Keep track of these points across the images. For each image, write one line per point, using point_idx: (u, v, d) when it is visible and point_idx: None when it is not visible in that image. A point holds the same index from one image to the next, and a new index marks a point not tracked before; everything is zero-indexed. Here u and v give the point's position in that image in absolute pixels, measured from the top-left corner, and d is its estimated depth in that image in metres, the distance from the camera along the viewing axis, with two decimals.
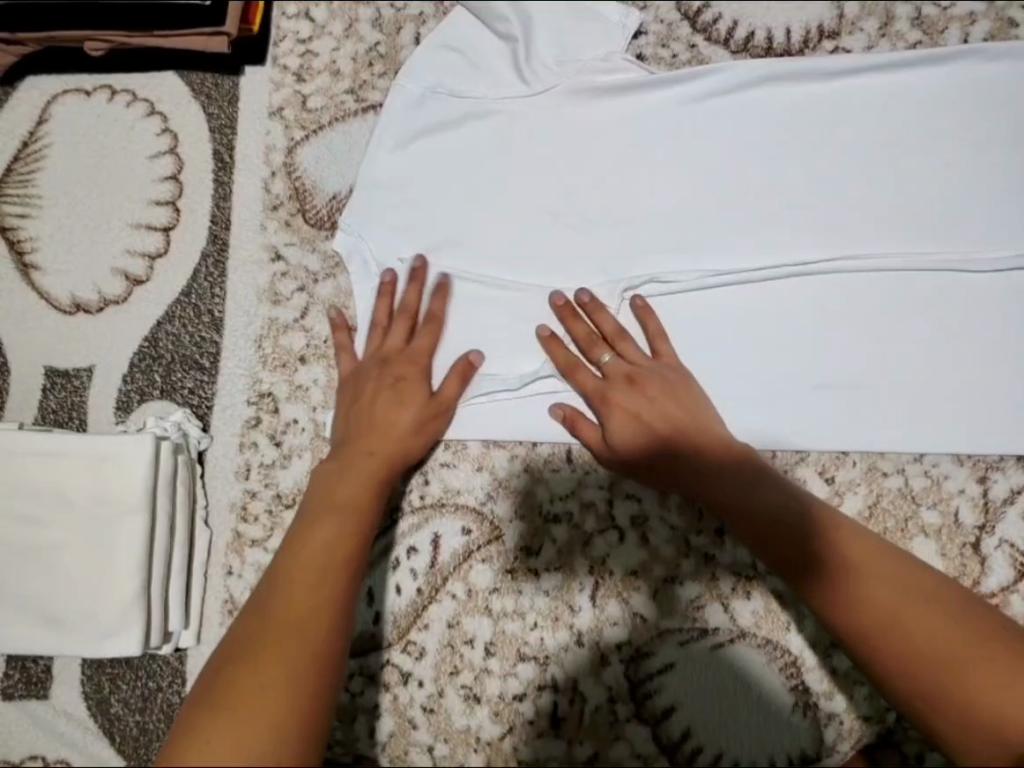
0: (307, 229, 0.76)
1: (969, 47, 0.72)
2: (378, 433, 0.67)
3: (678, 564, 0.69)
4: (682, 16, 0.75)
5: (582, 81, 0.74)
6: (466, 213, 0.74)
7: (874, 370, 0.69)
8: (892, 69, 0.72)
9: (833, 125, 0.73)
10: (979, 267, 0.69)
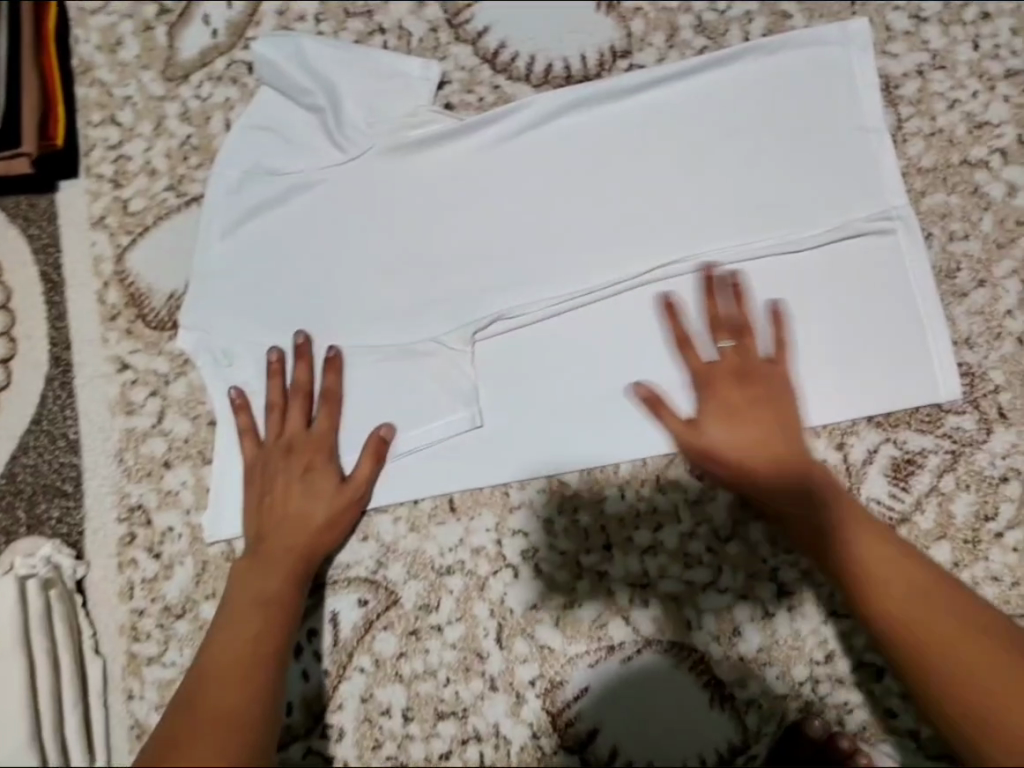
0: (148, 333, 0.75)
1: (751, 43, 0.75)
2: (296, 525, 0.68)
3: (574, 587, 0.70)
4: (480, 60, 0.77)
5: (394, 139, 0.75)
6: (305, 288, 0.74)
7: (723, 365, 0.71)
8: (686, 75, 0.74)
9: (642, 138, 0.75)
10: (797, 248, 0.72)
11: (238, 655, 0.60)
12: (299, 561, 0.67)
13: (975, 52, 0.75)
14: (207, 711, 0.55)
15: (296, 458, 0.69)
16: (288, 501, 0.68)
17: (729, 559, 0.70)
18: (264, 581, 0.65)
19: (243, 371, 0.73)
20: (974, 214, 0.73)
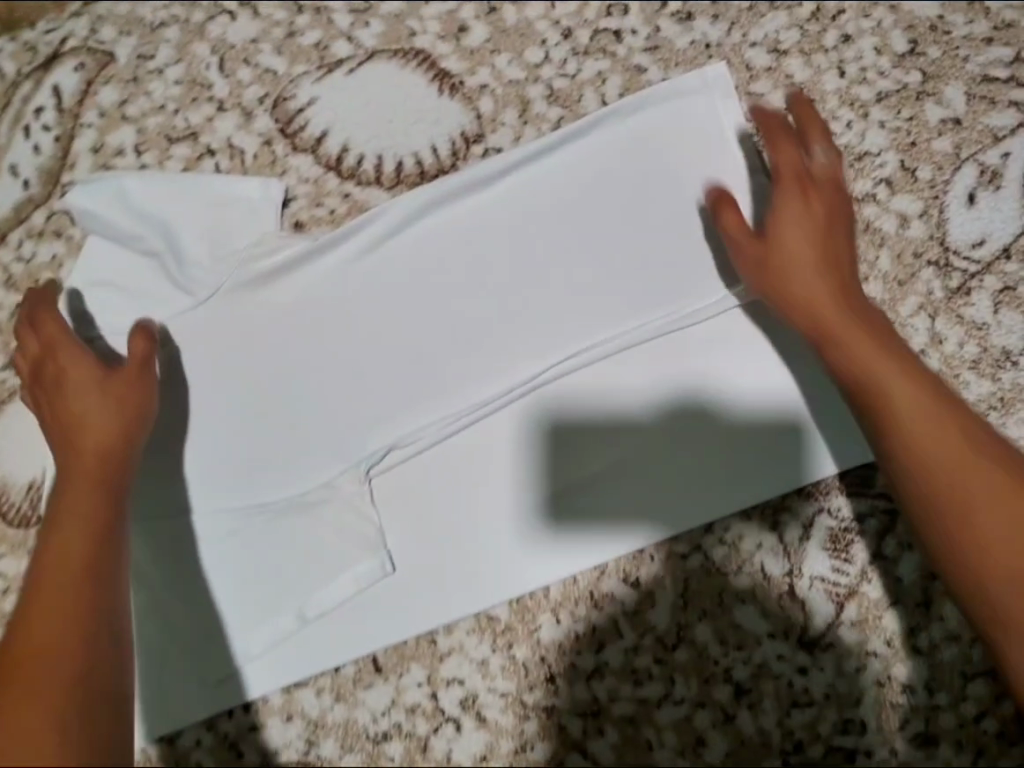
0: (14, 532, 0.69)
1: (611, 106, 0.69)
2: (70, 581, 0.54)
3: (523, 730, 0.65)
4: (324, 169, 0.70)
5: (241, 273, 0.67)
6: (174, 456, 0.67)
7: (639, 460, 0.66)
8: (549, 151, 0.68)
9: (512, 229, 0.68)
10: (697, 322, 0.66)
11: (51, 646, 0.51)
12: (100, 453, 0.60)
13: (841, 79, 0.70)
14: (45, 653, 0.50)
15: (67, 402, 0.62)
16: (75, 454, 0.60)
17: (680, 666, 0.65)
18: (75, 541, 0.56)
19: None
20: (869, 253, 0.69)
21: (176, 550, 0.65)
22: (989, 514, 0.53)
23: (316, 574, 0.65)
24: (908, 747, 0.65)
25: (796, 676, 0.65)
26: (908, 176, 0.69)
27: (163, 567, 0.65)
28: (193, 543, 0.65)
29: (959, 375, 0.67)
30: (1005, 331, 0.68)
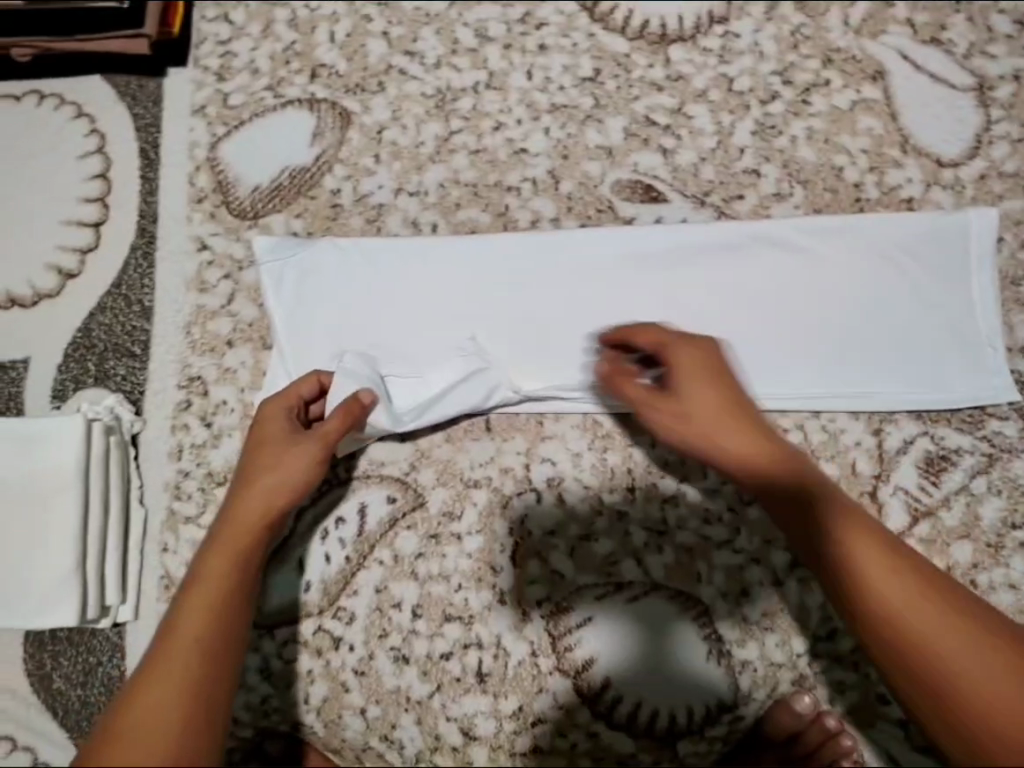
0: (231, 220, 0.79)
1: (885, 359, 0.71)
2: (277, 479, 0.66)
3: (592, 522, 0.73)
4: (580, 8, 0.79)
5: (495, 311, 0.74)
6: (372, 261, 0.76)
7: (777, 346, 0.72)
8: (809, 334, 0.72)
9: (732, 268, 0.73)
10: (862, 248, 0.72)
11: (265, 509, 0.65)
12: (265, 517, 0.65)
13: None
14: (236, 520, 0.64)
15: (268, 449, 0.67)
16: (245, 479, 0.67)
17: (750, 522, 0.73)
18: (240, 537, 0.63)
19: (311, 277, 0.76)
20: None
21: (363, 283, 0.75)
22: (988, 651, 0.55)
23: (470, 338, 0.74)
24: None
25: None
26: None
27: (345, 304, 0.75)
28: (378, 283, 0.75)
29: None
30: None
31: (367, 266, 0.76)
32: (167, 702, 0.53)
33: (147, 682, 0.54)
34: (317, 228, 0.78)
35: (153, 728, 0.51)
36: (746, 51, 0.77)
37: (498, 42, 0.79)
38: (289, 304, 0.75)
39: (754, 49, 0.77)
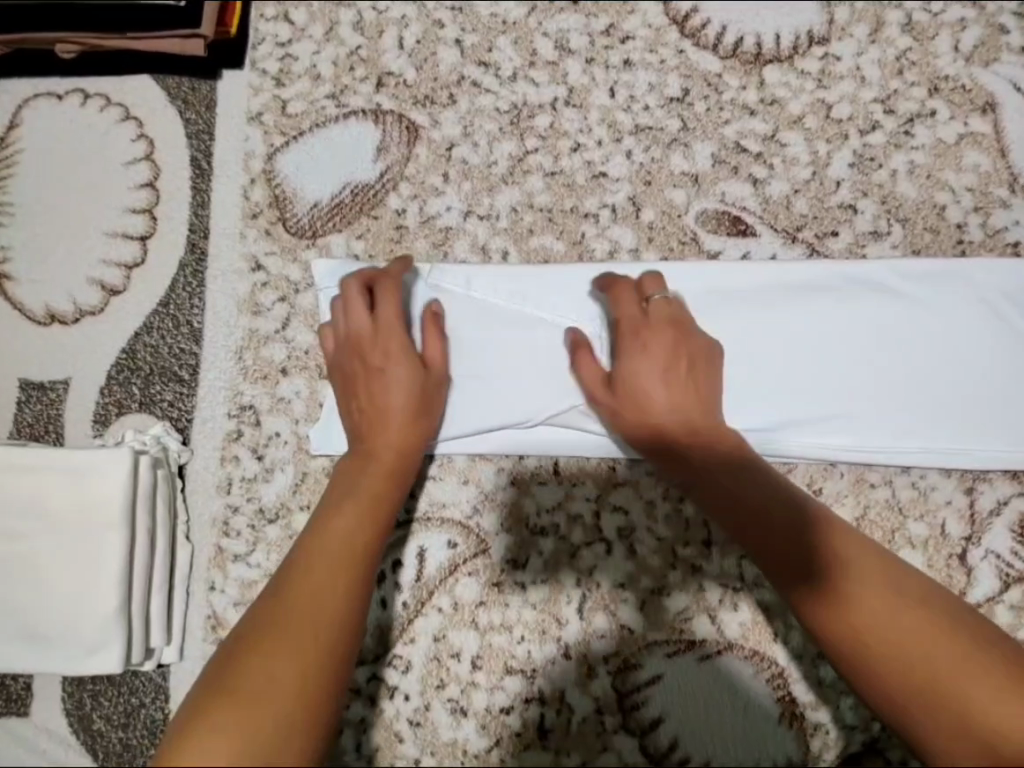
0: (287, 238, 0.74)
1: (990, 414, 0.67)
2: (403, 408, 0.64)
3: (665, 575, 0.69)
4: (670, 21, 0.73)
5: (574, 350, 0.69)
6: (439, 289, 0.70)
7: (874, 395, 0.67)
8: (909, 384, 0.67)
9: (831, 311, 0.68)
10: (972, 295, 0.68)
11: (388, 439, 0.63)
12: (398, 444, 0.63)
13: None
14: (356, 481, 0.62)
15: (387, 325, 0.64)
16: (377, 409, 0.63)
17: None
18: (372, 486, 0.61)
19: None
20: None
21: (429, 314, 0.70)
22: (1002, 697, 0.48)
23: (539, 381, 0.68)
24: None
25: None
26: None
27: None
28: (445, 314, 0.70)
29: None
30: None
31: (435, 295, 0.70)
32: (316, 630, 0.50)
33: (294, 589, 0.52)
34: (378, 250, 0.73)
35: (278, 682, 0.46)
36: (847, 75, 0.72)
37: (579, 54, 0.74)
38: None
39: (856, 73, 0.72)
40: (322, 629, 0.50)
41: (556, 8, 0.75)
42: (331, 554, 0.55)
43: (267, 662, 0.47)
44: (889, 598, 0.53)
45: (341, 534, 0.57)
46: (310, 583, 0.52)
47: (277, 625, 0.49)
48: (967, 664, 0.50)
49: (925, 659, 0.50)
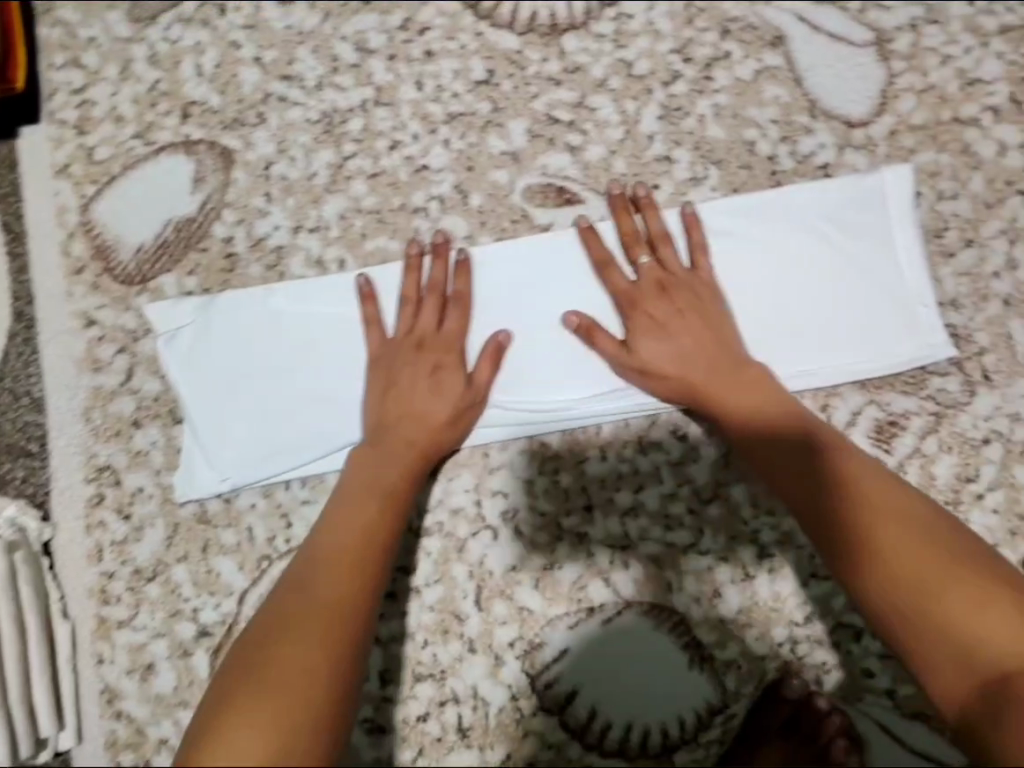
0: (116, 289, 0.72)
1: (828, 333, 0.69)
2: (411, 423, 0.67)
3: (554, 549, 0.69)
4: (463, 5, 0.73)
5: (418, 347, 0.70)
6: (274, 313, 0.70)
7: None
8: (748, 317, 0.70)
9: (663, 264, 0.71)
10: (792, 223, 0.70)
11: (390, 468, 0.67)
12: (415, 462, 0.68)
13: (969, 6, 0.72)
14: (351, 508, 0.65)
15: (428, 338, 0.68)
16: (395, 415, 0.67)
17: (711, 519, 0.70)
18: (377, 472, 0.66)
19: (210, 341, 0.70)
20: (963, 173, 0.71)
21: (269, 339, 0.70)
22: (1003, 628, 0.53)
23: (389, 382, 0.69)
24: None
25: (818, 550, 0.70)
26: (1017, 107, 0.71)
27: (253, 364, 0.70)
28: (286, 335, 0.70)
29: None
30: None
31: (271, 318, 0.70)
32: (285, 673, 0.51)
33: (305, 581, 0.60)
34: (212, 284, 0.72)
35: (316, 648, 0.53)
36: (641, 32, 0.73)
37: (381, 53, 0.73)
38: (191, 375, 0.70)
39: (650, 29, 0.73)
40: (332, 611, 0.57)
41: (351, 10, 0.73)
42: (332, 582, 0.60)
43: (279, 650, 0.53)
44: (910, 554, 0.57)
45: (349, 521, 0.64)
46: (293, 618, 0.56)
47: (294, 608, 0.57)
48: (961, 585, 0.55)
49: (942, 586, 0.55)
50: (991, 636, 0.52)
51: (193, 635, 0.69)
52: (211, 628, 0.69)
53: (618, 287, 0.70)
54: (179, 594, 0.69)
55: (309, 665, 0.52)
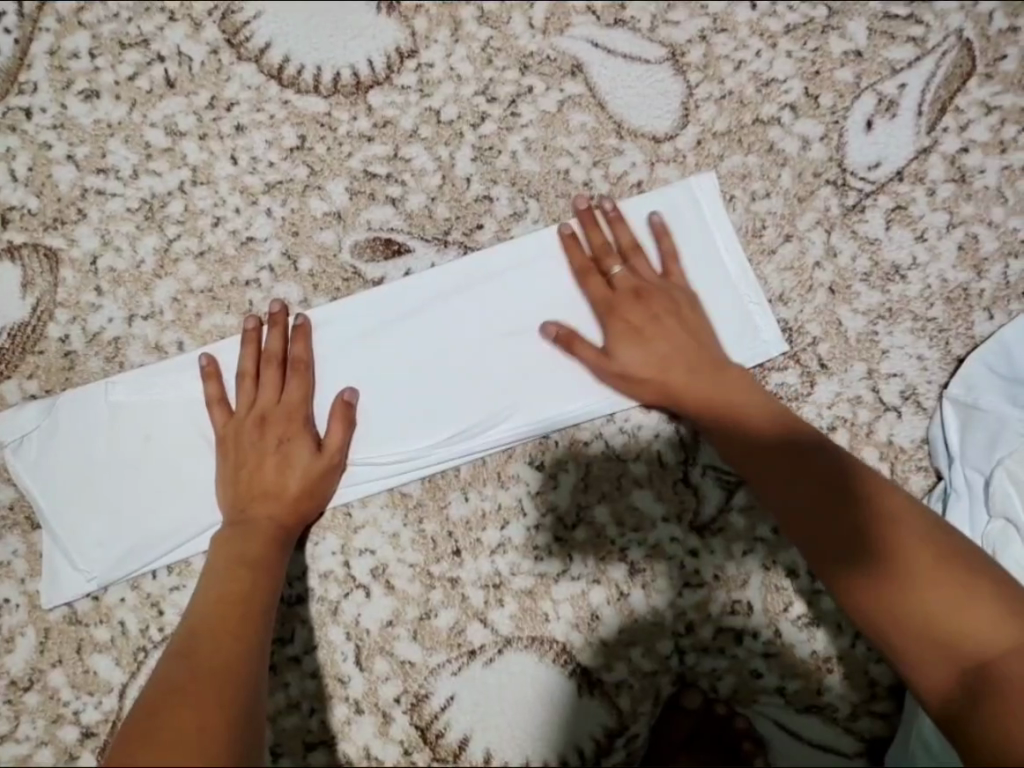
0: None
1: None
2: (273, 495, 0.67)
3: (428, 598, 0.70)
4: (266, 77, 0.75)
5: None
6: (117, 406, 0.70)
7: (557, 361, 0.70)
8: (585, 340, 0.70)
9: (496, 298, 0.71)
10: (614, 242, 0.71)
11: (258, 537, 0.65)
12: (282, 527, 0.67)
13: (753, 12, 0.75)
14: (224, 579, 0.63)
15: (275, 407, 0.68)
16: (252, 489, 0.67)
17: (579, 544, 0.71)
18: (243, 547, 0.65)
19: (56, 444, 0.69)
20: (772, 172, 0.73)
21: (116, 433, 0.70)
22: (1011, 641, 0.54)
23: None
24: (791, 628, 0.71)
25: (688, 558, 0.71)
26: (813, 102, 0.74)
27: (102, 461, 0.69)
28: (133, 428, 0.70)
29: (851, 286, 0.72)
30: (895, 247, 0.73)
31: (115, 412, 0.70)
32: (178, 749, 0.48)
33: (187, 653, 0.57)
34: (53, 384, 0.72)
35: (214, 708, 0.52)
36: (443, 79, 0.75)
37: (192, 134, 0.74)
38: (40, 481, 0.69)
39: (451, 74, 0.75)
40: (221, 675, 0.55)
41: (155, 97, 0.75)
42: (213, 651, 0.57)
43: (173, 713, 0.51)
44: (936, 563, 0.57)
45: (220, 596, 0.62)
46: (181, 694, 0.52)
47: (183, 676, 0.54)
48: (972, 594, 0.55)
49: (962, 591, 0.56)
50: (982, 634, 0.54)
51: (78, 737, 0.68)
52: (95, 728, 0.68)
53: (456, 328, 0.71)
54: (58, 699, 0.69)
55: (206, 724, 0.50)
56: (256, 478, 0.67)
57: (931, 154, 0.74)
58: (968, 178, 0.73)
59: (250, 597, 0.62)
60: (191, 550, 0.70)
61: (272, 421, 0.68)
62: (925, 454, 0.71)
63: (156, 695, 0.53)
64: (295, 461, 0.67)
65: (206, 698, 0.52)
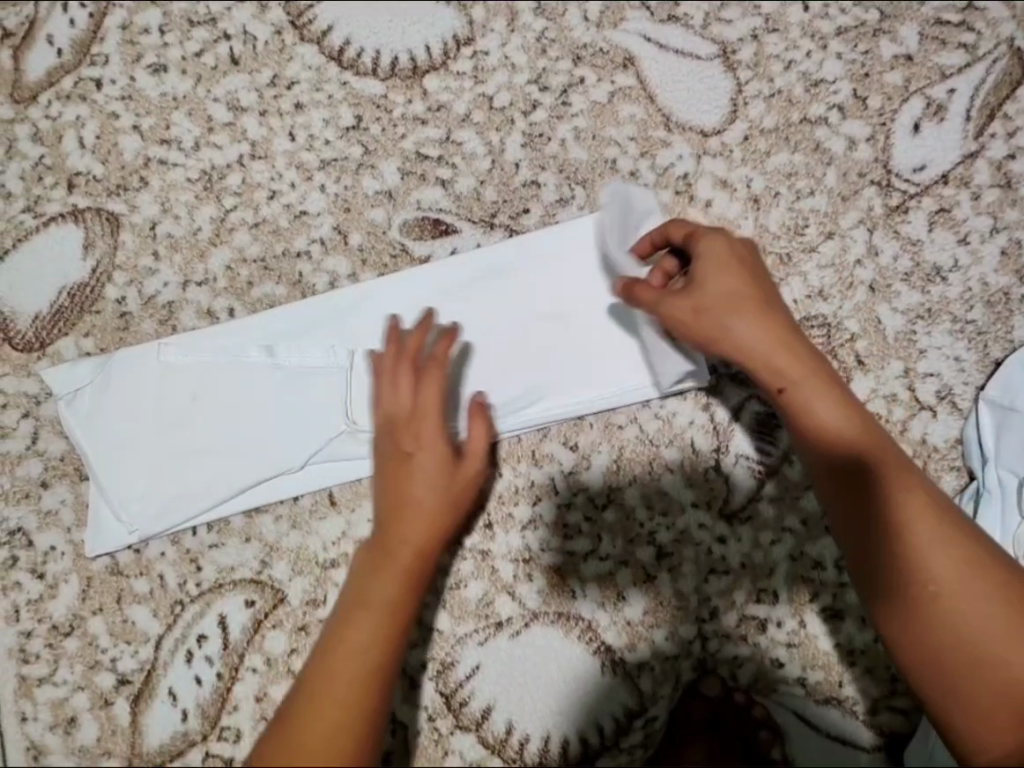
0: (17, 357, 0.74)
1: None
2: (425, 481, 0.62)
3: (458, 568, 0.72)
4: (327, 59, 0.77)
5: (311, 385, 0.71)
6: (171, 366, 0.72)
7: (593, 347, 0.71)
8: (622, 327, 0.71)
9: (537, 283, 0.73)
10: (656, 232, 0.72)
11: (432, 516, 0.62)
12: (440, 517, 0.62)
13: (805, 14, 0.76)
14: (385, 562, 0.61)
15: (410, 398, 0.64)
16: (404, 470, 0.63)
17: (608, 525, 0.72)
18: (395, 536, 0.61)
19: (109, 399, 0.72)
20: (818, 170, 0.74)
21: (168, 392, 0.72)
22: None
23: (287, 425, 0.71)
24: (815, 620, 0.71)
25: (715, 544, 0.72)
26: (861, 104, 0.75)
27: (152, 417, 0.71)
28: (184, 388, 0.72)
29: (891, 285, 0.73)
30: (937, 249, 0.73)
31: (168, 371, 0.72)
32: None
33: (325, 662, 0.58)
34: (108, 343, 0.74)
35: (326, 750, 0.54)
36: (498, 67, 0.77)
37: (253, 110, 0.77)
38: (92, 434, 0.71)
39: (506, 63, 0.77)
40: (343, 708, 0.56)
41: (220, 73, 0.78)
42: (353, 660, 0.57)
43: (311, 722, 0.56)
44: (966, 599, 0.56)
45: (374, 587, 0.60)
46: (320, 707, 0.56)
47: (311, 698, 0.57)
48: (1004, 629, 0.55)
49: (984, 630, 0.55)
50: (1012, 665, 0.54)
51: (114, 684, 0.70)
52: (131, 676, 0.71)
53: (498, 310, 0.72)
54: (97, 645, 0.71)
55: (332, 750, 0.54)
56: (404, 462, 0.63)
57: (977, 159, 0.74)
58: (1013, 183, 0.74)
59: (397, 613, 0.59)
60: (232, 511, 0.72)
61: (425, 403, 0.64)
62: (959, 454, 0.71)
63: (297, 707, 0.57)
64: (432, 457, 0.63)
65: (331, 717, 0.56)
